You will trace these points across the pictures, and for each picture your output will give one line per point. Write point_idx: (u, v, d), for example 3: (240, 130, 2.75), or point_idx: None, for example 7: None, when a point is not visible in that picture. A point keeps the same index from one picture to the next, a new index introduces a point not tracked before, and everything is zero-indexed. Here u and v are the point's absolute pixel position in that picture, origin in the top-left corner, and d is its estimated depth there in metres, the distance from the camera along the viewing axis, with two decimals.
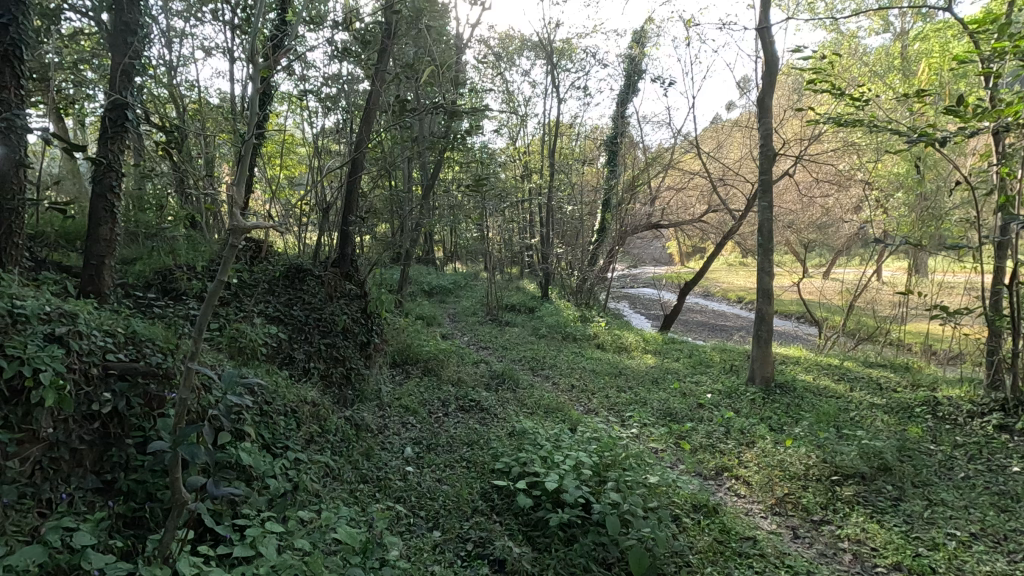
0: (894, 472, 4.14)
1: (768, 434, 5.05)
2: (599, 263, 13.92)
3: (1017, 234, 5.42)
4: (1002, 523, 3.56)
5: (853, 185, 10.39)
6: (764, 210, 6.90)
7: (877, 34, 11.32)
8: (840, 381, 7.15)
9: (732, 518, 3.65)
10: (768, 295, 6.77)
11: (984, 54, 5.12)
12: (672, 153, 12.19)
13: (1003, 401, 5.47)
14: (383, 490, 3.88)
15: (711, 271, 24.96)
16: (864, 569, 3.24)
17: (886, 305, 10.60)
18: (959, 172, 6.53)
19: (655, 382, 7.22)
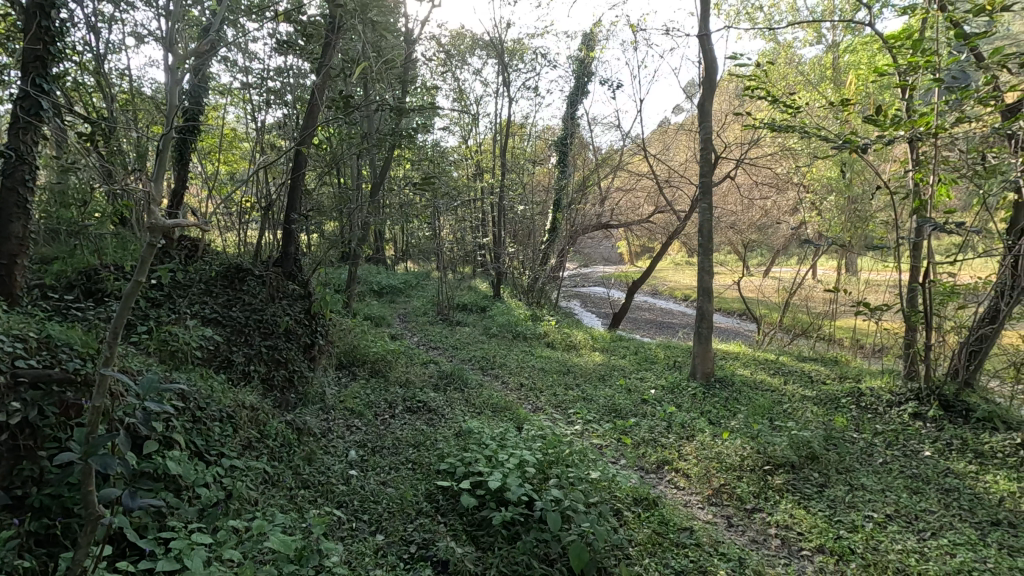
0: (820, 460, 4.40)
1: (706, 427, 5.24)
2: (551, 263, 14.05)
3: (929, 236, 5.84)
4: (914, 504, 3.83)
5: (789, 187, 10.90)
6: (704, 211, 7.13)
7: (811, 45, 11.96)
8: (775, 375, 7.51)
9: (671, 510, 3.76)
10: (708, 292, 7.00)
11: (901, 67, 5.47)
12: (621, 155, 12.46)
13: (918, 390, 5.89)
14: (324, 495, 3.78)
15: (659, 271, 25.69)
16: (791, 552, 3.41)
17: (817, 302, 11.21)
18: (880, 177, 6.96)
19: (602, 379, 7.37)
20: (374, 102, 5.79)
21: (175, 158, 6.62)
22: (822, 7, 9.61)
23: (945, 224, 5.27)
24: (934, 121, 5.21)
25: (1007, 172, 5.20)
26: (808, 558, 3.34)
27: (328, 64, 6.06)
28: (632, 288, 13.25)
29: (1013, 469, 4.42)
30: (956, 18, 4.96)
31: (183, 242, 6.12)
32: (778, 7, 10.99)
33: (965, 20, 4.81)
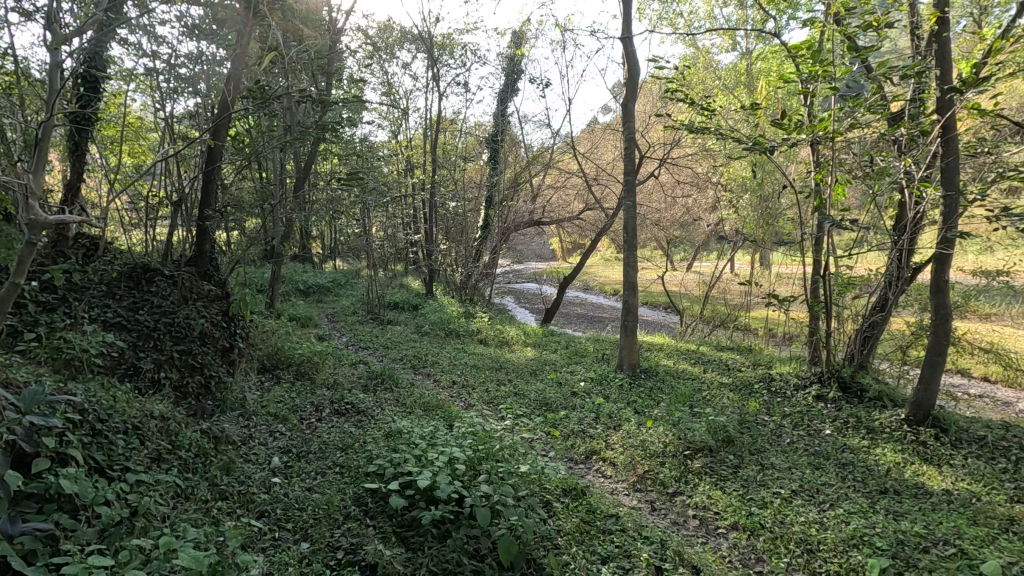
0: (735, 443, 4.68)
1: (632, 416, 5.44)
2: (483, 259, 14.07)
3: (829, 232, 6.35)
4: (816, 479, 4.17)
5: (708, 186, 11.49)
6: (629, 208, 7.38)
7: (727, 51, 12.65)
8: (696, 364, 7.92)
9: (598, 498, 3.89)
10: (633, 287, 7.25)
11: (803, 75, 5.89)
12: (551, 153, 12.65)
13: (820, 374, 6.40)
14: (244, 506, 3.59)
15: (589, 267, 26.39)
16: (708, 531, 3.61)
17: (734, 295, 11.92)
18: (786, 178, 7.49)
19: (533, 374, 7.47)
20: (293, 94, 5.55)
21: (70, 148, 6.05)
22: (736, 16, 10.20)
23: (840, 220, 5.75)
24: (831, 127, 5.66)
25: (892, 175, 5.73)
26: (723, 535, 3.55)
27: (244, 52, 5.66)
28: (563, 283, 13.51)
29: (899, 442, 4.90)
30: (850, 32, 5.39)
31: (80, 240, 5.61)
32: (696, 14, 11.56)
33: (857, 34, 5.25)
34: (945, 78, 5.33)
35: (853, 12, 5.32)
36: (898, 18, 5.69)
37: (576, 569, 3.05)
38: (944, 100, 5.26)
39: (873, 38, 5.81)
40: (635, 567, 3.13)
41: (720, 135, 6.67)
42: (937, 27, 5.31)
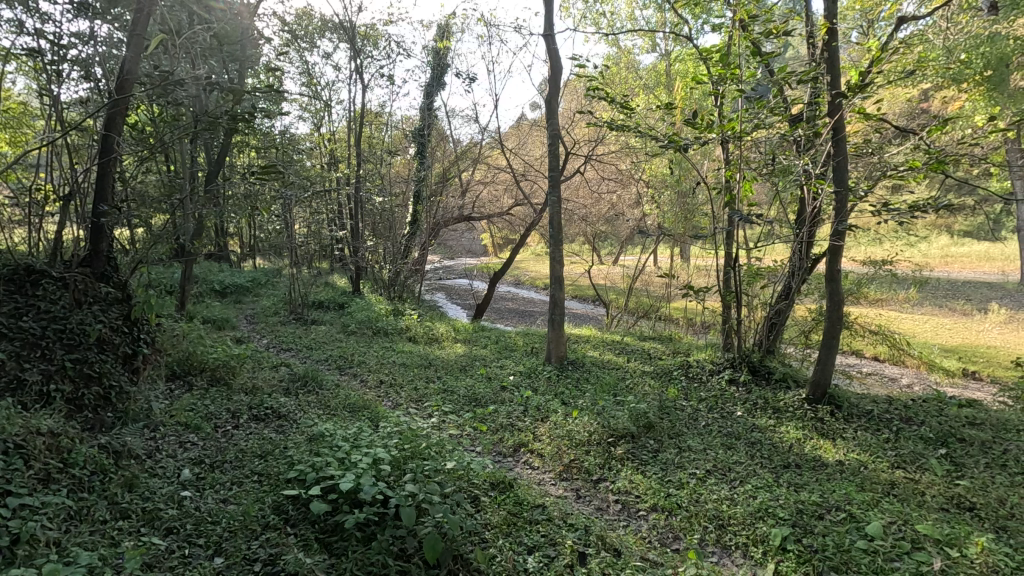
0: (654, 428, 4.90)
1: (559, 407, 5.56)
2: (412, 256, 13.85)
3: (739, 225, 6.76)
4: (728, 458, 4.44)
5: (631, 182, 11.88)
6: (554, 203, 7.50)
7: (647, 52, 13.13)
8: (620, 354, 8.21)
9: (525, 490, 3.94)
10: (560, 282, 7.39)
11: (713, 77, 6.21)
12: (479, 148, 12.63)
13: (732, 359, 6.84)
14: (149, 524, 3.34)
15: (520, 262, 26.68)
16: (630, 514, 3.76)
17: (656, 287, 12.44)
18: (700, 175, 7.89)
19: (463, 370, 7.45)
20: (198, 81, 5.19)
21: None
22: (655, 19, 10.61)
23: (747, 215, 6.15)
24: (738, 127, 6.01)
25: (793, 172, 6.19)
26: (644, 517, 3.71)
27: (141, 35, 5.11)
28: (493, 279, 13.54)
29: (800, 419, 5.32)
30: (755, 37, 5.73)
31: None
32: (618, 15, 11.90)
33: (759, 41, 5.61)
34: (835, 84, 5.81)
35: (757, 19, 5.68)
36: (795, 28, 6.13)
37: (502, 561, 3.09)
38: (835, 104, 5.72)
39: (775, 45, 6.22)
40: (561, 555, 3.20)
41: (639, 132, 6.93)
42: (828, 37, 5.77)
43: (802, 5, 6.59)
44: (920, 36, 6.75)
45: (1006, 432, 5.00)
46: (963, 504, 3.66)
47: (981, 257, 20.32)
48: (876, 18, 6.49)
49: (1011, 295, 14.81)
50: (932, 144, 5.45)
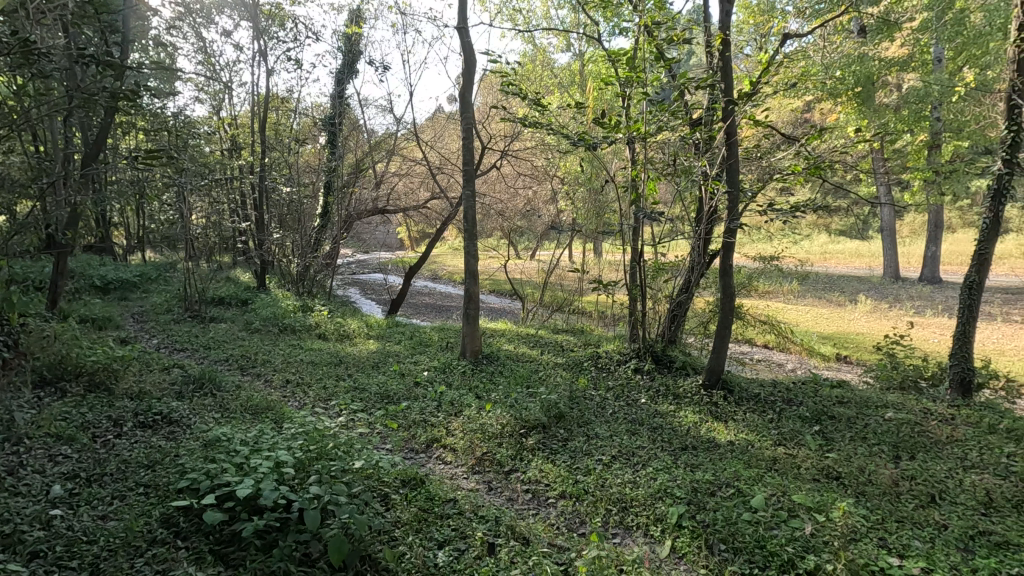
0: (564, 419, 5.05)
1: (472, 401, 5.57)
2: (323, 249, 13.28)
3: (644, 222, 7.10)
4: (632, 443, 4.67)
5: (545, 178, 12.10)
6: (469, 198, 7.48)
7: (562, 51, 13.43)
8: (534, 347, 8.39)
9: (437, 485, 3.93)
10: (474, 276, 7.39)
11: (621, 80, 6.44)
12: (394, 139, 12.31)
13: (638, 349, 7.21)
14: (8, 549, 2.96)
15: (438, 257, 26.47)
16: (540, 503, 3.86)
17: (569, 281, 12.80)
18: (610, 173, 8.19)
19: (376, 367, 7.26)
20: (68, 51, 4.61)
21: None
22: (569, 20, 10.84)
23: (651, 212, 6.48)
24: (643, 128, 6.29)
25: (693, 173, 6.59)
26: (552, 504, 3.82)
27: None
28: (409, 273, 13.27)
29: (697, 404, 5.70)
30: (659, 43, 6.01)
31: None
32: (533, 14, 12.06)
33: (662, 46, 5.88)
34: (728, 91, 6.22)
35: (660, 26, 5.96)
36: (694, 37, 6.49)
37: (411, 558, 3.06)
38: (728, 111, 6.12)
39: (677, 52, 6.55)
40: (471, 547, 3.22)
41: (552, 130, 7.05)
42: (722, 47, 6.16)
43: (702, 16, 6.99)
44: (804, 52, 7.42)
45: (867, 408, 5.67)
46: (831, 473, 4.09)
47: (852, 254, 22.81)
48: (767, 33, 7.04)
49: (876, 288, 16.72)
50: (809, 151, 6.01)
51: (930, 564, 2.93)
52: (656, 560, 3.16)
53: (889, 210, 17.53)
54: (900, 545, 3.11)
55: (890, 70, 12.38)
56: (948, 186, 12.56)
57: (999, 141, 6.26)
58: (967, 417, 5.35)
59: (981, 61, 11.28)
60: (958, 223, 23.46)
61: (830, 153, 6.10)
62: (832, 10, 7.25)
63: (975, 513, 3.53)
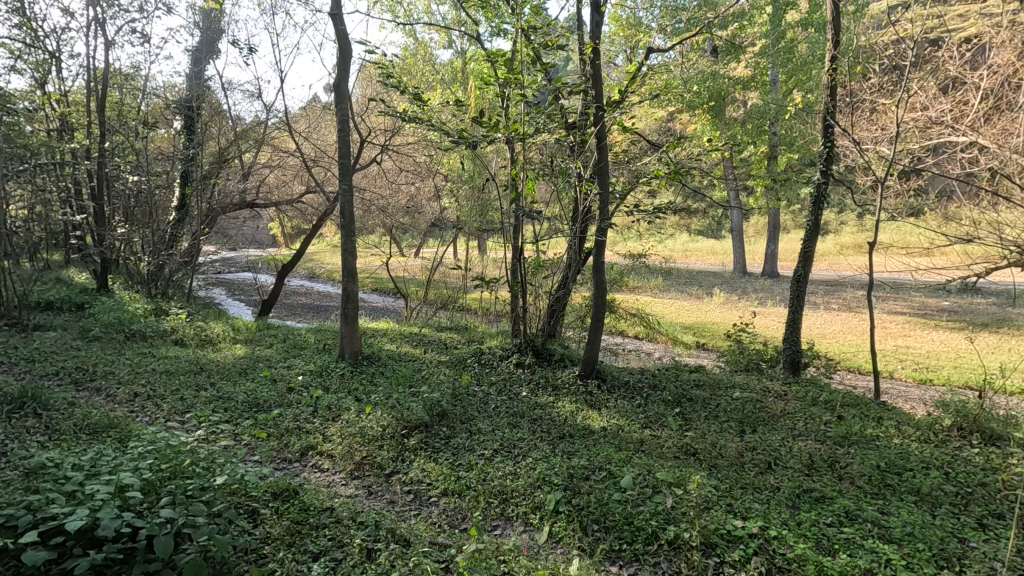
0: (447, 416, 5.04)
1: (352, 405, 5.37)
2: (180, 246, 11.98)
3: (523, 220, 7.30)
4: (513, 435, 4.80)
5: (428, 174, 11.97)
6: (347, 193, 7.18)
7: (445, 47, 13.38)
8: (417, 345, 8.28)
9: (313, 494, 3.73)
10: (352, 275, 7.10)
11: (500, 80, 6.53)
12: (263, 128, 11.42)
13: (519, 344, 7.41)
14: None
15: (316, 255, 25.17)
16: (422, 502, 3.84)
17: (454, 278, 12.81)
18: (491, 172, 8.31)
19: (243, 374, 6.71)
20: None
21: None
22: (450, 17, 10.80)
23: (529, 210, 6.68)
24: (522, 128, 6.45)
25: (569, 175, 6.90)
26: (434, 502, 3.82)
27: None
28: (282, 272, 12.42)
29: (574, 394, 6.01)
30: (535, 46, 6.18)
31: None
32: (414, 7, 11.86)
33: (538, 50, 6.06)
34: (599, 97, 6.58)
35: (537, 30, 6.14)
36: (568, 44, 6.78)
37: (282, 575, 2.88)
38: (599, 116, 6.48)
39: (553, 57, 6.79)
40: (348, 556, 3.10)
41: (432, 126, 6.97)
42: (592, 55, 6.51)
43: (576, 25, 7.33)
44: (666, 66, 8.09)
45: (719, 389, 6.35)
46: (689, 450, 4.51)
47: (708, 252, 25.41)
48: (634, 46, 7.58)
49: (728, 282, 18.78)
50: (670, 158, 6.56)
51: (766, 522, 3.35)
52: (535, 547, 3.28)
53: (737, 212, 19.74)
54: (744, 508, 3.51)
55: (736, 87, 13.92)
56: (782, 193, 14.43)
57: (818, 155, 7.31)
58: (796, 392, 6.21)
59: (806, 85, 13.09)
60: (791, 224, 27.07)
61: (688, 160, 6.70)
62: (688, 29, 7.98)
63: (801, 474, 4.11)
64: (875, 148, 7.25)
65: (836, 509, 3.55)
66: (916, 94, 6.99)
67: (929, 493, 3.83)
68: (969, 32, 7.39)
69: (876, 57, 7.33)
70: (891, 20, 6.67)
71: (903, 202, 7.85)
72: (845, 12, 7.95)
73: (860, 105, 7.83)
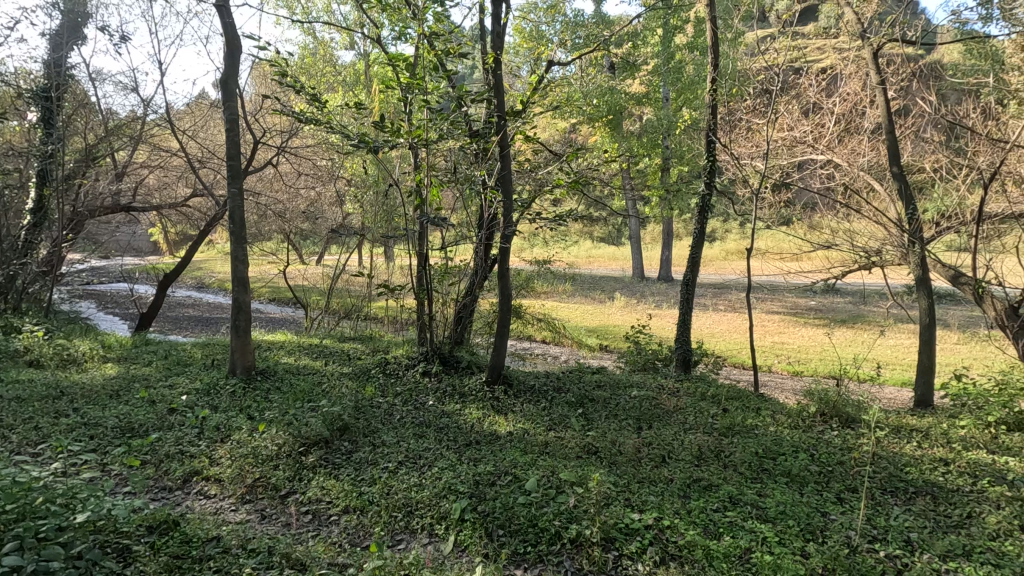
0: (349, 430, 4.84)
1: (243, 424, 5.00)
2: (37, 254, 10.56)
3: (428, 227, 7.21)
4: (418, 446, 4.71)
5: (329, 179, 11.49)
6: (238, 197, 6.68)
7: (346, 49, 13.00)
8: (318, 358, 7.89)
9: (196, 524, 3.43)
10: (243, 284, 6.63)
11: (401, 84, 6.38)
12: (140, 124, 10.38)
13: (426, 352, 7.29)
14: None
15: (206, 264, 23.36)
16: (321, 522, 3.67)
17: (357, 286, 12.38)
18: (395, 177, 8.12)
19: (115, 396, 6.01)
20: None
21: None
22: (350, 17, 10.52)
23: (434, 216, 6.60)
24: (425, 134, 6.36)
25: (474, 182, 6.92)
26: (335, 521, 3.66)
27: None
28: (163, 282, 11.34)
29: (481, 400, 6.02)
30: (436, 53, 6.11)
31: None
32: (311, 6, 11.41)
33: (440, 57, 6.03)
34: (501, 107, 6.69)
35: (438, 36, 6.09)
36: (471, 53, 6.83)
37: None
38: (501, 125, 6.55)
39: (456, 64, 6.77)
40: None
41: (331, 129, 6.69)
42: (494, 65, 6.59)
43: (479, 34, 7.39)
44: (567, 80, 8.39)
45: (619, 389, 6.65)
46: (590, 449, 4.68)
47: (610, 259, 26.69)
48: (537, 59, 7.79)
49: (627, 287, 19.78)
50: (570, 168, 6.79)
51: (660, 513, 3.55)
52: (439, 557, 3.24)
53: (634, 220, 20.84)
54: (640, 501, 3.70)
55: (631, 103, 14.78)
56: (675, 203, 15.48)
57: (702, 168, 7.92)
58: (687, 388, 6.66)
59: (694, 104, 14.18)
60: (682, 232, 29.09)
61: (588, 170, 6.97)
62: (586, 46, 8.34)
63: (691, 465, 4.40)
64: (751, 164, 7.99)
65: (721, 495, 3.84)
66: (783, 116, 7.77)
67: (798, 474, 4.26)
68: (825, 64, 8.37)
69: (750, 81, 8.08)
70: (762, 48, 7.38)
71: (775, 212, 8.70)
72: (723, 39, 8.71)
73: (738, 124, 8.58)
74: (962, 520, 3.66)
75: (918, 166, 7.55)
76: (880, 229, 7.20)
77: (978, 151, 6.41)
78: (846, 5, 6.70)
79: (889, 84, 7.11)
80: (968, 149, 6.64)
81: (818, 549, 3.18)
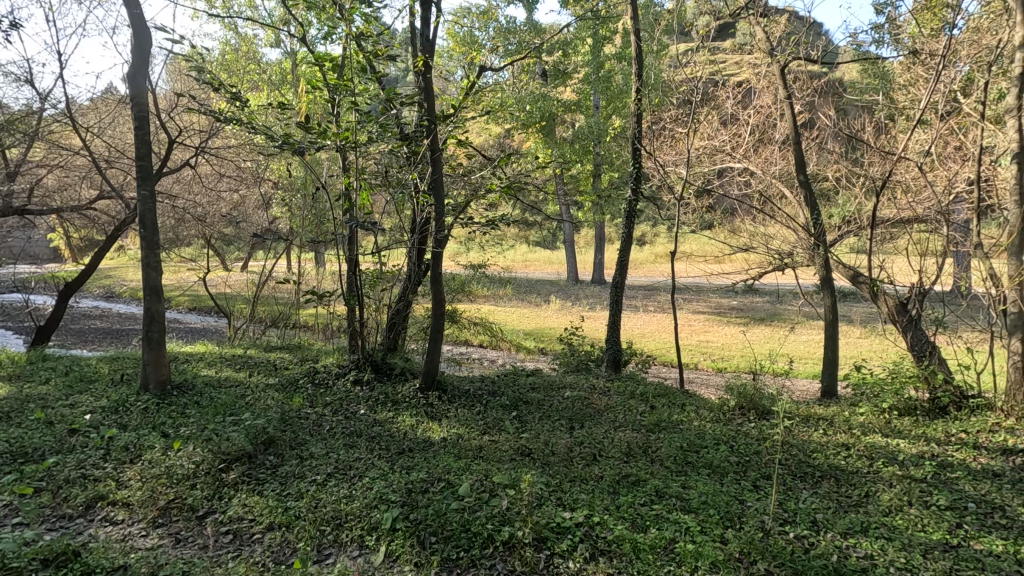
0: (274, 443, 4.63)
1: (156, 441, 4.67)
2: None
3: (359, 231, 7.03)
4: (348, 456, 4.57)
5: (253, 181, 10.96)
6: (150, 199, 6.25)
7: (271, 46, 12.47)
8: (241, 368, 7.51)
9: (100, 553, 3.18)
10: (157, 292, 6.20)
11: (329, 84, 6.17)
12: (34, 119, 9.48)
13: (357, 360, 7.11)
14: None
15: (119, 271, 21.77)
16: (243, 541, 3.50)
17: (285, 293, 11.89)
18: (323, 180, 7.87)
19: (6, 419, 5.44)
20: None
21: None
22: (275, 14, 10.11)
23: (364, 220, 6.44)
24: (354, 136, 6.19)
25: (405, 186, 6.81)
26: (258, 540, 3.50)
27: None
28: (64, 291, 10.40)
29: (414, 407, 5.93)
30: (364, 53, 5.95)
31: None
32: None
33: (368, 59, 5.88)
34: (432, 111, 6.61)
35: (366, 37, 5.93)
36: (401, 55, 6.71)
37: None
38: (432, 128, 6.49)
39: (386, 66, 6.62)
40: None
41: (253, 129, 6.38)
42: (424, 68, 6.51)
43: (411, 37, 7.28)
44: (499, 86, 8.44)
45: (553, 391, 6.76)
46: (524, 451, 4.72)
47: (546, 262, 27.21)
48: (469, 65, 7.79)
49: (563, 289, 20.21)
50: (502, 173, 6.83)
51: (591, 510, 3.63)
52: (369, 570, 3.18)
53: (568, 224, 21.32)
54: (571, 500, 3.77)
55: (563, 110, 15.13)
56: (606, 208, 15.97)
57: (629, 174, 8.19)
58: (618, 387, 6.86)
59: (622, 112, 14.68)
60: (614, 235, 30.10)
61: (519, 175, 7.05)
62: (518, 53, 8.42)
63: (620, 461, 4.54)
64: (675, 171, 8.36)
65: (648, 489, 3.98)
66: (704, 126, 8.19)
67: (718, 466, 4.50)
68: (740, 78, 8.88)
69: (673, 93, 8.45)
70: (685, 61, 7.73)
71: (697, 216, 9.15)
72: (648, 50, 9.04)
73: (663, 133, 8.95)
74: (861, 499, 3.99)
75: (822, 175, 8.18)
76: (790, 233, 7.73)
77: (871, 162, 7.01)
78: (758, 24, 7.12)
79: (797, 98, 7.65)
80: (864, 160, 7.27)
81: (736, 535, 3.37)
